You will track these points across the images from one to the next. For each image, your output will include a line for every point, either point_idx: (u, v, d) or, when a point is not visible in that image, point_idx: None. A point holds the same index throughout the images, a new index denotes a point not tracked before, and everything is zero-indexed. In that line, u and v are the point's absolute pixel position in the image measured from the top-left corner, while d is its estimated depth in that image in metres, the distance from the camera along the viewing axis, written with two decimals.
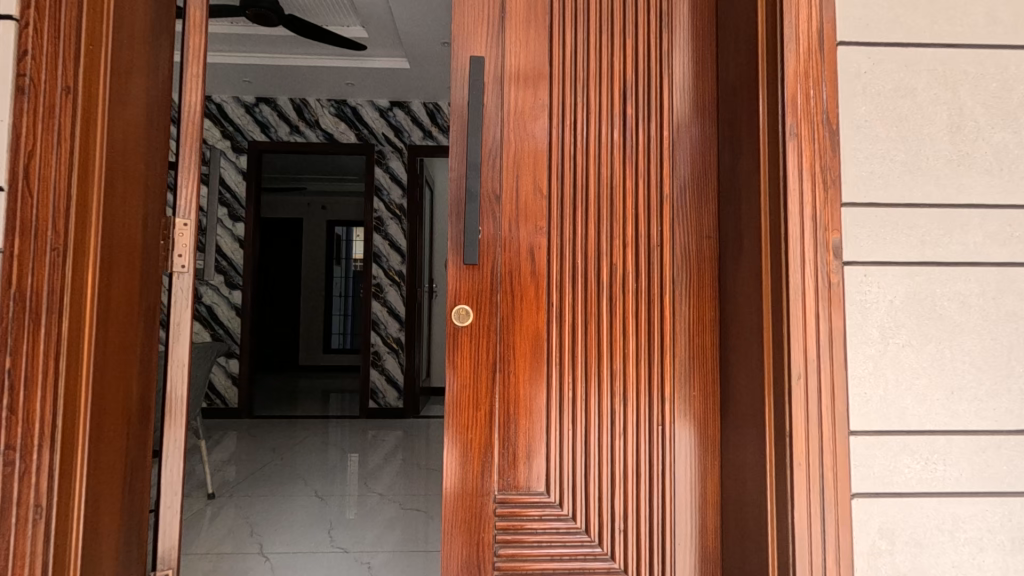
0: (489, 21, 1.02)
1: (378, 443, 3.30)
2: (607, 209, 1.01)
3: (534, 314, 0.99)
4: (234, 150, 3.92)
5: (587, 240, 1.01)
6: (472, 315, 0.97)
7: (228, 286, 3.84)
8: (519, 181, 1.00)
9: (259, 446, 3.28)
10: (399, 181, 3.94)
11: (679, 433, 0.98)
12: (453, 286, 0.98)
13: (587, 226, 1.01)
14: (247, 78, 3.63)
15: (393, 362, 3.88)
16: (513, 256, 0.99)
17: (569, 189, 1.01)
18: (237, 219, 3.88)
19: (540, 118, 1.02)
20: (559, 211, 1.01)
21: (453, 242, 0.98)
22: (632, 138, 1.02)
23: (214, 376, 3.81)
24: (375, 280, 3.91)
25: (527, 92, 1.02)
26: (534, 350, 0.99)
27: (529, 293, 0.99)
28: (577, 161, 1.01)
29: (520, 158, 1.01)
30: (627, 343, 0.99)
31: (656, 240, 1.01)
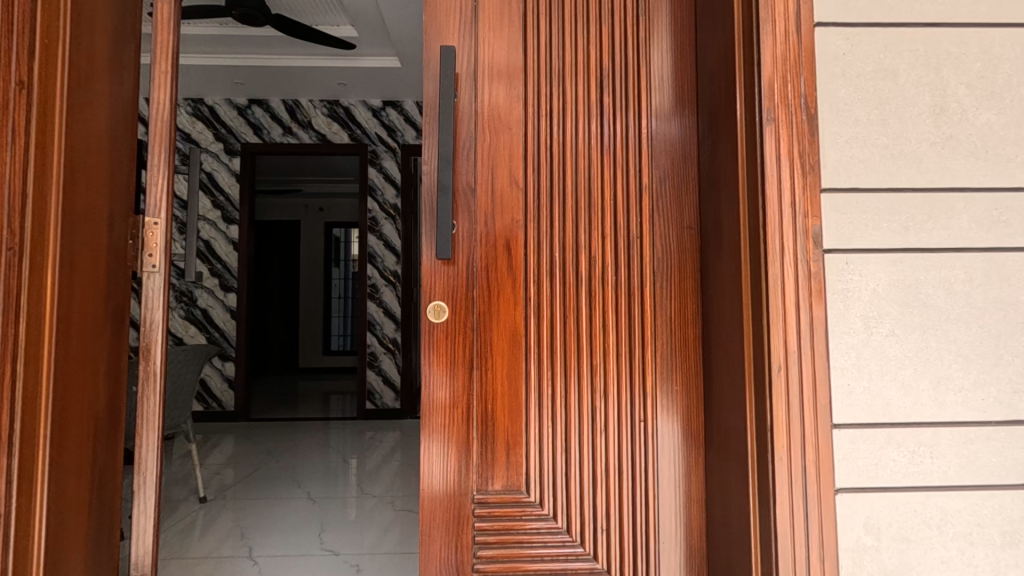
0: (462, 11, 1.00)
1: (375, 445, 3.28)
2: (585, 202, 0.99)
3: (511, 309, 0.97)
4: (227, 153, 3.90)
5: (565, 233, 0.98)
6: (448, 312, 0.95)
7: (224, 289, 3.83)
8: (495, 174, 0.98)
9: (255, 448, 3.26)
10: (393, 181, 3.92)
11: (662, 431, 0.96)
12: (427, 282, 0.95)
13: (565, 218, 0.98)
14: (238, 79, 3.62)
15: (389, 363, 3.85)
16: (490, 251, 0.97)
17: (546, 181, 0.99)
18: (231, 221, 3.86)
19: (515, 110, 0.99)
20: (536, 204, 0.98)
21: (427, 237, 0.96)
22: (610, 128, 1.00)
23: (211, 379, 3.80)
24: (371, 281, 3.88)
25: (501, 82, 1.00)
26: (512, 346, 0.96)
27: (506, 287, 0.97)
28: (553, 152, 0.99)
29: (495, 150, 0.98)
30: (607, 338, 0.97)
31: (636, 233, 0.98)
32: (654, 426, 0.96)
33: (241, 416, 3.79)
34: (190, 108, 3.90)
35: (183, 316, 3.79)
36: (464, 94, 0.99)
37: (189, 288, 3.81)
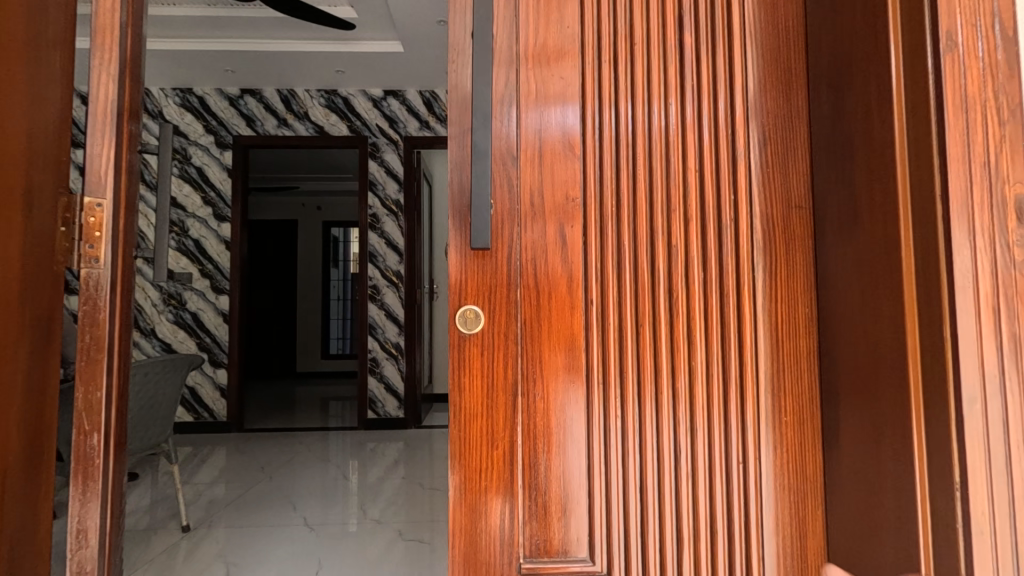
0: None
1: (377, 458, 3.04)
2: (661, 176, 0.76)
3: (567, 316, 0.74)
4: (218, 146, 3.66)
5: (636, 217, 0.75)
6: (484, 319, 0.72)
7: (215, 291, 3.59)
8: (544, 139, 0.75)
9: (249, 462, 3.02)
10: (395, 175, 3.68)
11: (767, 475, 0.73)
12: (456, 279, 0.72)
13: (636, 198, 0.75)
14: (229, 67, 3.38)
15: (392, 369, 3.61)
16: (538, 240, 0.74)
17: (611, 150, 0.76)
18: (223, 219, 3.62)
19: (570, 58, 0.76)
20: (598, 178, 0.75)
21: (456, 221, 0.72)
22: (693, 80, 0.77)
23: (201, 387, 3.55)
24: (371, 281, 3.64)
25: (551, 17, 0.76)
26: (570, 366, 0.73)
27: (560, 287, 0.74)
28: (620, 108, 0.76)
29: (544, 109, 0.75)
30: (692, 354, 0.74)
31: (729, 217, 0.75)
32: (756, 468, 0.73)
33: (235, 426, 3.55)
34: (177, 99, 3.65)
35: (171, 320, 3.55)
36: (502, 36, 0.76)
37: (178, 290, 3.57)
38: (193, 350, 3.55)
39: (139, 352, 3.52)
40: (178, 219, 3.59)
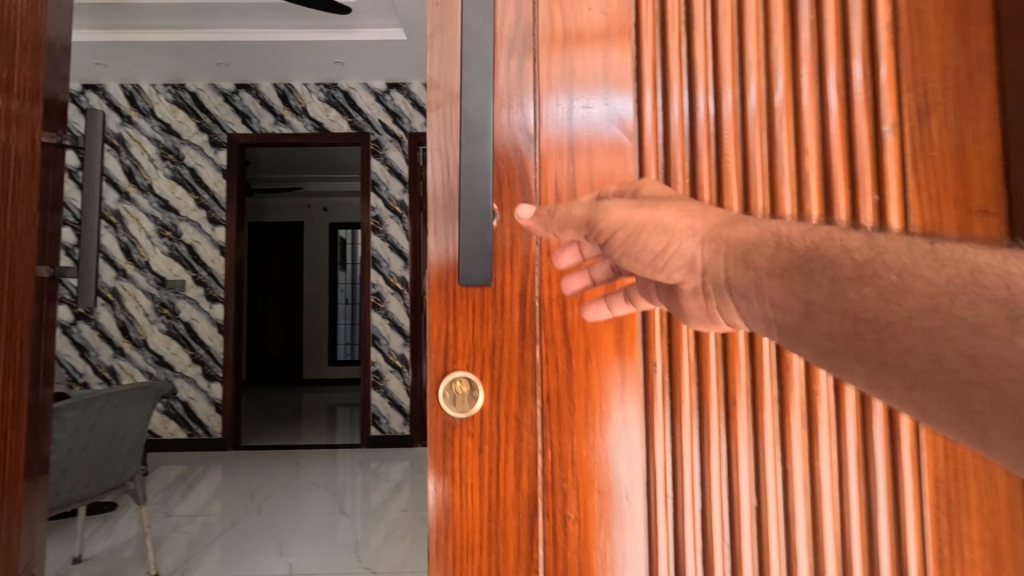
0: None
1: (378, 481, 2.80)
2: (757, 128, 0.55)
3: (603, 379, 0.51)
4: (212, 145, 3.45)
5: (721, 182, 0.55)
6: (480, 395, 0.49)
7: (209, 299, 3.38)
8: (577, 87, 0.54)
9: (240, 485, 2.80)
10: (399, 175, 3.43)
11: (884, 512, 0.52)
12: (439, 338, 0.50)
13: (720, 157, 0.55)
14: (221, 60, 3.16)
15: (397, 383, 3.36)
16: (558, 254, 0.51)
17: (685, 91, 0.55)
18: (217, 222, 3.40)
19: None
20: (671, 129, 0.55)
21: (435, 251, 0.50)
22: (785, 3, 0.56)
23: (195, 402, 3.34)
24: (374, 289, 3.39)
25: None
26: (616, 421, 0.51)
27: (592, 340, 0.51)
28: (682, 57, 0.55)
29: (571, 46, 0.54)
30: (780, 416, 0.53)
31: (843, 182, 0.55)
32: (857, 498, 0.52)
33: (230, 444, 3.34)
34: (170, 95, 3.45)
35: (164, 331, 3.35)
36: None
37: (170, 299, 3.36)
38: (186, 362, 3.34)
39: (130, 364, 3.33)
40: (170, 223, 3.39)
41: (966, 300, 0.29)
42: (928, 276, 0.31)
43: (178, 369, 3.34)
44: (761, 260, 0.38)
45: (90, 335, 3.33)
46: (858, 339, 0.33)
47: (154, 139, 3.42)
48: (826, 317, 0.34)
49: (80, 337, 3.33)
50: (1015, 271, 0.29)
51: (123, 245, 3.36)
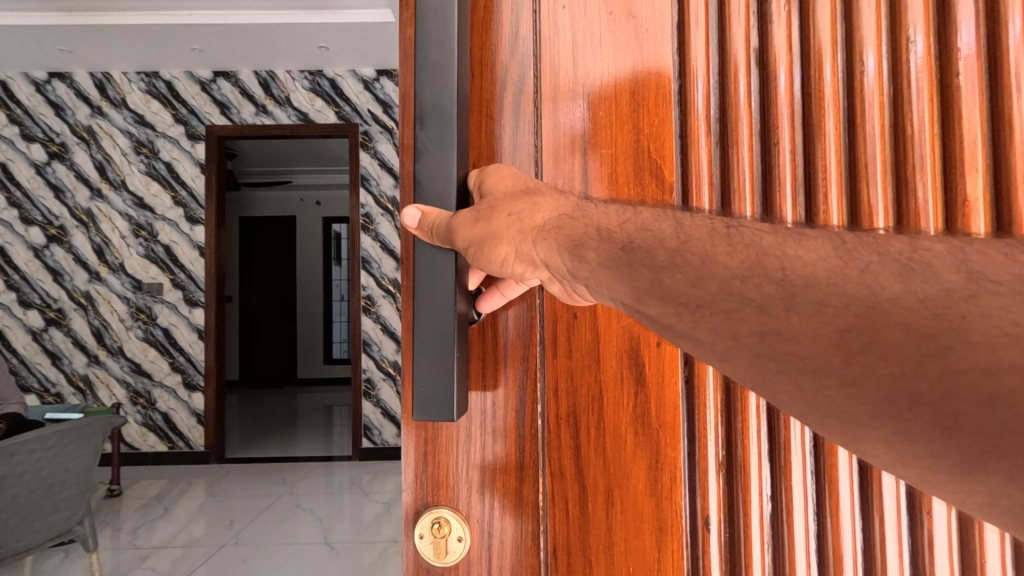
0: None
1: (368, 498, 2.61)
2: (858, 79, 0.45)
3: (605, 502, 0.43)
4: (189, 138, 3.21)
5: (807, 159, 0.45)
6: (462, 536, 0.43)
7: (189, 304, 3.17)
8: (598, 49, 0.43)
9: (220, 503, 2.62)
10: (390, 169, 3.20)
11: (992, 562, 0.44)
12: (419, 468, 0.43)
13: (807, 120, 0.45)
14: (195, 45, 2.91)
15: (390, 392, 3.16)
16: (554, 342, 0.44)
17: (756, 39, 0.45)
18: (195, 221, 3.18)
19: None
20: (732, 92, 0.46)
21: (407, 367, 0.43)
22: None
23: (176, 413, 3.14)
24: (364, 291, 3.18)
25: None
26: (637, 508, 0.43)
27: (590, 458, 0.43)
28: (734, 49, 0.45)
29: (591, 1, 0.44)
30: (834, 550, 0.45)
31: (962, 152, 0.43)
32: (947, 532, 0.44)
33: (213, 456, 3.16)
34: (142, 84, 3.20)
35: (140, 338, 3.12)
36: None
37: (147, 303, 3.14)
38: (166, 371, 3.14)
39: (105, 373, 3.13)
40: (145, 222, 3.17)
41: (803, 309, 0.29)
42: (768, 284, 0.30)
43: (156, 378, 3.14)
44: (595, 257, 0.36)
45: (63, 342, 3.13)
46: (734, 342, 0.30)
47: (127, 132, 3.18)
48: (708, 321, 0.31)
49: (52, 344, 3.13)
50: (880, 296, 0.28)
51: (96, 246, 3.14)
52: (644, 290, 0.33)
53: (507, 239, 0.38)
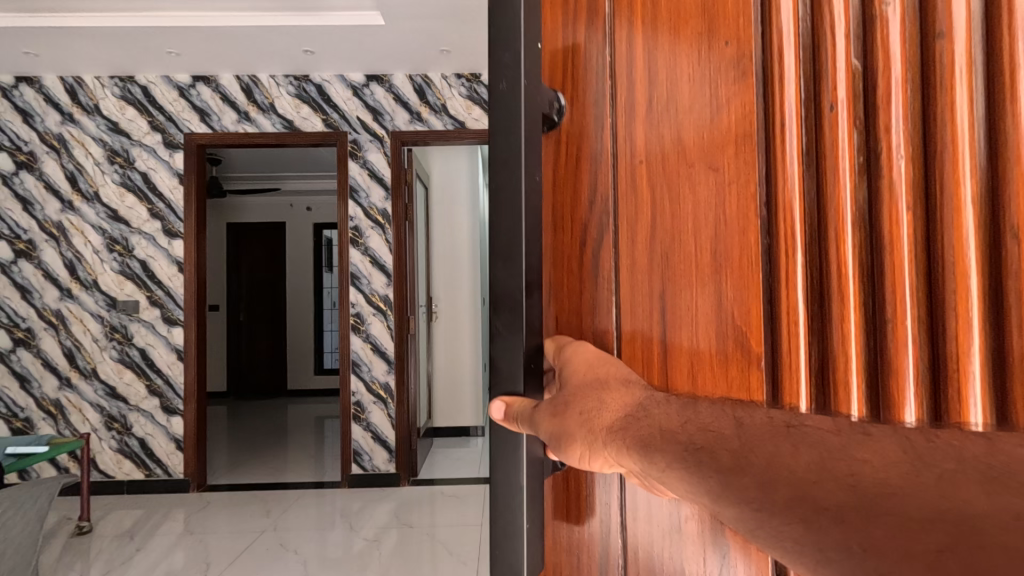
0: None
1: (356, 533, 2.44)
2: None
3: None
4: (166, 146, 3.03)
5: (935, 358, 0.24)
6: None
7: (168, 323, 2.99)
8: (667, 184, 0.34)
9: (197, 537, 2.44)
10: (381, 179, 3.04)
11: None
12: None
13: (868, 212, 0.26)
14: (171, 49, 2.73)
15: (381, 415, 3.00)
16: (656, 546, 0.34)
17: (850, 118, 0.27)
18: (173, 235, 3.00)
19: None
20: (793, 185, 0.29)
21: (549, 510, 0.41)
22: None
23: (153, 439, 2.96)
24: (354, 309, 3.01)
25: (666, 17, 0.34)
26: None
27: None
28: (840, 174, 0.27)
29: (667, 145, 0.34)
30: None
31: None
32: None
33: (192, 485, 2.97)
34: (117, 89, 3.02)
35: (116, 359, 2.96)
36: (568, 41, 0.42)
37: (122, 322, 2.97)
38: (143, 395, 2.96)
39: (77, 397, 2.95)
40: (120, 236, 2.98)
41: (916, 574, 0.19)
42: (834, 487, 0.21)
43: (132, 402, 2.96)
44: (662, 463, 0.27)
45: (32, 364, 2.95)
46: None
47: (100, 140, 3.00)
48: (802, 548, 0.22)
49: (21, 366, 2.95)
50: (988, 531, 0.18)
51: (67, 262, 2.98)
52: (716, 490, 0.25)
53: (577, 437, 0.32)
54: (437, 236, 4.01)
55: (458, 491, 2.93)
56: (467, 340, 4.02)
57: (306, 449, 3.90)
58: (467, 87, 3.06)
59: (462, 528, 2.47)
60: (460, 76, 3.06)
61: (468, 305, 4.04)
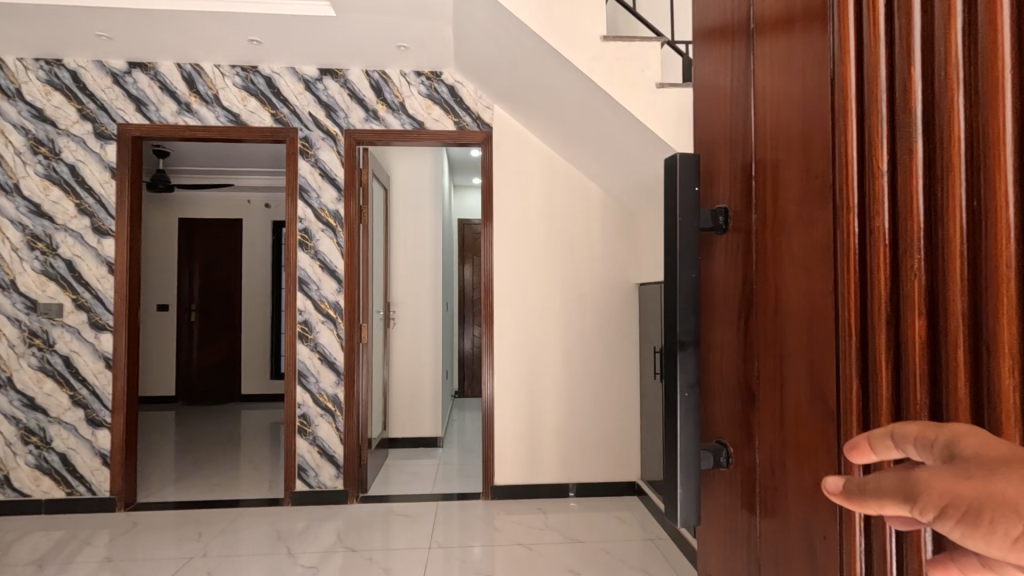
0: (740, 69, 0.59)
1: (296, 558, 2.27)
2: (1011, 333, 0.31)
3: None
4: (98, 137, 2.80)
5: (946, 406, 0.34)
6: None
7: (94, 329, 2.75)
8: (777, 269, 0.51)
9: (119, 564, 2.23)
10: (333, 180, 2.88)
11: None
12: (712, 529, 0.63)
13: (899, 308, 0.37)
14: (102, 31, 2.51)
15: (328, 429, 2.83)
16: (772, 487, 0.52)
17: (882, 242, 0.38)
18: (103, 233, 2.77)
19: (808, 130, 0.46)
20: (850, 279, 0.41)
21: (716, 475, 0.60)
22: (993, 47, 0.31)
23: (76, 454, 2.73)
24: (301, 316, 2.84)
25: (783, 148, 0.50)
26: None
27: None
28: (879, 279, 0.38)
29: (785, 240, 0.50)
30: None
31: None
32: None
33: (119, 504, 2.74)
34: (43, 73, 2.80)
35: (35, 367, 2.72)
36: (742, 162, 0.58)
37: (43, 327, 2.73)
38: (65, 407, 2.73)
39: None
40: (42, 233, 2.74)
41: None
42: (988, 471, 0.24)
43: (53, 413, 2.72)
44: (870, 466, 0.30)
45: None
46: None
47: (23, 128, 2.76)
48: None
49: None
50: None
51: None
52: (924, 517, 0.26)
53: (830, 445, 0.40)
54: (396, 240, 3.87)
55: (411, 508, 2.79)
56: (427, 347, 3.88)
57: (253, 461, 3.69)
58: (427, 85, 2.92)
59: (411, 551, 2.32)
60: (419, 73, 2.92)
61: (428, 312, 3.90)
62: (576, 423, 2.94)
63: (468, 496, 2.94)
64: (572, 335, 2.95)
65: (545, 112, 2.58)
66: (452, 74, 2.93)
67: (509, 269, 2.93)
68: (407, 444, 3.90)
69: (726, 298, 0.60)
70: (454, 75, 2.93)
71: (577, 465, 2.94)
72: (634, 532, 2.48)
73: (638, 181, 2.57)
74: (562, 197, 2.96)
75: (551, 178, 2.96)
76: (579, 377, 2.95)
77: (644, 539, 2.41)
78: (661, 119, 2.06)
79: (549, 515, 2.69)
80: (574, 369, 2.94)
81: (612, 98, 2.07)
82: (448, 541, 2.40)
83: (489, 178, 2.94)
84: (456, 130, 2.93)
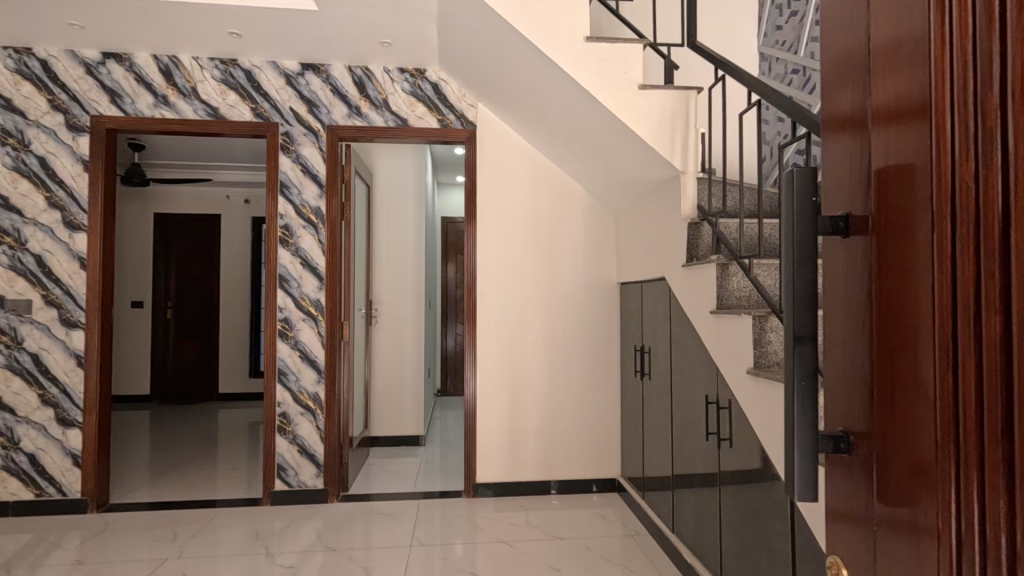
0: (856, 46, 0.56)
1: (274, 558, 2.24)
2: None
3: None
4: (69, 129, 2.72)
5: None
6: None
7: (65, 326, 2.68)
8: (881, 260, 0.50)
9: (90, 566, 2.18)
10: (315, 176, 2.85)
11: None
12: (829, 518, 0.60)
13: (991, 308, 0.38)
14: (74, 20, 2.44)
15: (308, 428, 2.81)
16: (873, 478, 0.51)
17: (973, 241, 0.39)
18: (74, 228, 2.70)
19: (914, 110, 0.45)
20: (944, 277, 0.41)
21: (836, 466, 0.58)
22: None
23: (45, 454, 2.66)
24: (281, 314, 2.81)
25: (892, 130, 0.48)
26: None
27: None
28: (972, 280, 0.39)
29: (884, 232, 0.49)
30: None
31: None
32: None
33: (91, 505, 2.68)
34: (11, 62, 2.69)
35: None
36: (856, 149, 0.55)
37: (11, 325, 2.65)
38: (34, 406, 2.65)
39: None
40: (11, 226, 2.65)
41: None
42: None
43: (22, 413, 2.65)
44: None
45: None
46: None
47: None
48: None
49: None
50: None
51: None
52: None
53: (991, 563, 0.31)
54: (379, 237, 3.84)
55: (392, 507, 2.78)
56: (410, 346, 3.86)
57: (231, 460, 3.63)
58: (411, 82, 2.90)
59: (392, 550, 2.31)
60: (403, 70, 2.90)
61: (411, 310, 3.89)
62: (559, 421, 2.96)
63: (450, 494, 2.94)
64: (554, 334, 2.96)
65: (530, 111, 2.59)
66: (436, 71, 2.92)
67: (492, 268, 2.93)
68: (388, 443, 3.88)
69: (839, 287, 0.58)
70: (439, 73, 2.92)
71: (558, 463, 2.96)
72: (614, 527, 2.52)
73: (620, 182, 2.60)
74: (546, 197, 2.98)
75: (534, 177, 2.98)
76: (562, 375, 2.97)
77: (623, 535, 2.44)
78: (643, 121, 2.09)
79: (531, 512, 2.71)
80: (556, 367, 2.96)
81: (595, 99, 2.09)
82: (430, 539, 2.40)
83: (472, 177, 2.94)
84: (441, 128, 2.92)
